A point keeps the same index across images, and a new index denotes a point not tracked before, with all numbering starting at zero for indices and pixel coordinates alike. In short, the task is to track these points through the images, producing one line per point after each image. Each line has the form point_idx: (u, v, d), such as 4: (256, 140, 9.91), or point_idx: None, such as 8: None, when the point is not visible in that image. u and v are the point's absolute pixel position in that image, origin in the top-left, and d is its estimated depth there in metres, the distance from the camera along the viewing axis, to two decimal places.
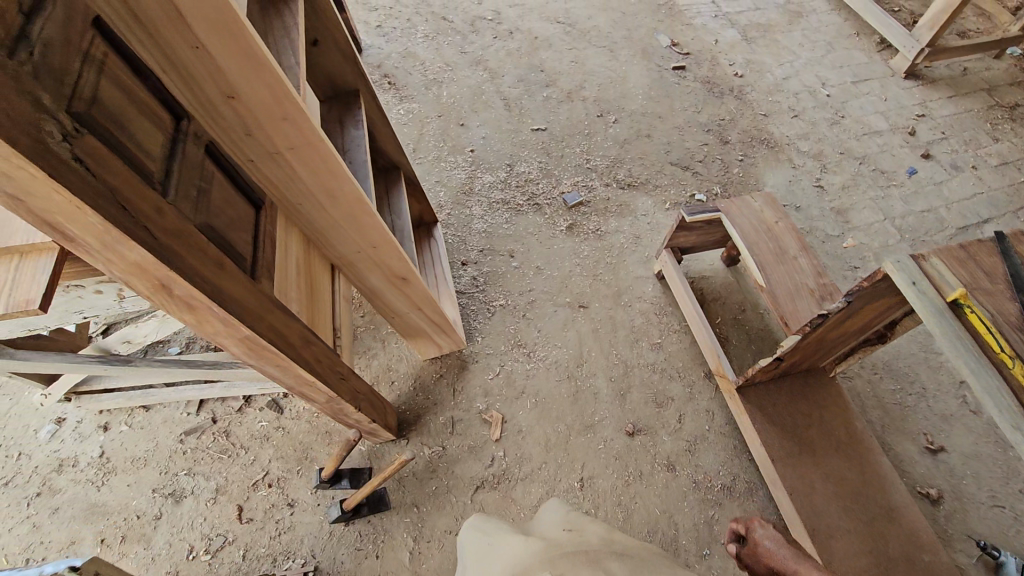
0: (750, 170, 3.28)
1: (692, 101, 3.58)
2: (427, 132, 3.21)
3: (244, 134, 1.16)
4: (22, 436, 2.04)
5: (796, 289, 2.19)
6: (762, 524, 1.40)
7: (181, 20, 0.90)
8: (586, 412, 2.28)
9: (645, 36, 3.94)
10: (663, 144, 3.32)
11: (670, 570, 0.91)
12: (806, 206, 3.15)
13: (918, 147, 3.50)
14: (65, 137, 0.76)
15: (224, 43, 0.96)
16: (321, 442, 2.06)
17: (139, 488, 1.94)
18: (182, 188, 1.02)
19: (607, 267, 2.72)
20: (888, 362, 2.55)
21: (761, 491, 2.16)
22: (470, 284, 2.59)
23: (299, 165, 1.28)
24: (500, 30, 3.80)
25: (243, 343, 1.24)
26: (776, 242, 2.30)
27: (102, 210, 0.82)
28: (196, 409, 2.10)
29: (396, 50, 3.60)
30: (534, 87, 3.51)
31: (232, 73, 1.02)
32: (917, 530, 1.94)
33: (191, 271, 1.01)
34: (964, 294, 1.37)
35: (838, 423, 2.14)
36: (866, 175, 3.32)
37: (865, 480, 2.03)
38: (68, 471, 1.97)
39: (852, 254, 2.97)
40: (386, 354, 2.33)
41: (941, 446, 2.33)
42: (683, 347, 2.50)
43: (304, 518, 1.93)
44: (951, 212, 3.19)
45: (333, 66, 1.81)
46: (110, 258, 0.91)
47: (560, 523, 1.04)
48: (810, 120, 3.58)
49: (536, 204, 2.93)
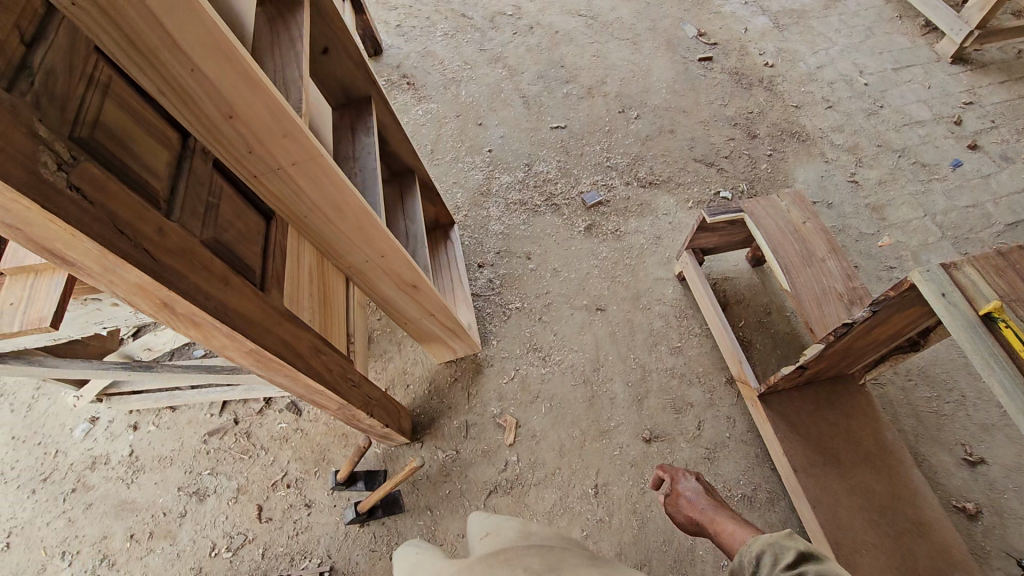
0: (779, 165, 3.15)
1: (718, 94, 3.46)
2: (446, 132, 3.21)
3: (246, 153, 1.16)
4: (59, 434, 2.15)
5: (824, 293, 2.09)
6: (684, 477, 1.69)
7: (176, 45, 0.90)
8: (601, 417, 2.25)
9: (670, 27, 3.82)
10: (687, 139, 3.23)
11: (587, 556, 0.93)
12: (839, 203, 3.02)
13: (964, 137, 3.29)
14: (60, 167, 0.78)
15: (219, 64, 0.96)
16: (337, 444, 2.10)
17: (165, 486, 2.03)
18: (188, 206, 1.08)
19: (626, 269, 2.67)
20: (925, 368, 2.43)
21: (783, 502, 2.09)
22: (486, 286, 2.59)
23: (304, 180, 1.28)
24: (520, 26, 3.76)
25: (251, 356, 1.26)
26: (804, 243, 2.20)
27: (100, 236, 0.84)
28: (219, 410, 2.18)
29: (416, 50, 3.60)
30: (554, 84, 3.45)
31: (229, 93, 1.02)
32: (950, 546, 1.84)
33: (193, 290, 1.03)
34: (998, 306, 1.29)
35: (866, 433, 2.04)
36: (906, 168, 3.15)
37: (893, 493, 1.94)
38: (101, 469, 2.07)
39: (888, 254, 2.82)
40: (401, 358, 2.36)
41: (981, 458, 2.20)
42: (703, 351, 2.43)
43: (321, 518, 1.97)
44: (999, 207, 2.99)
45: (344, 73, 1.81)
46: (112, 281, 0.94)
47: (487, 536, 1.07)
48: (846, 111, 3.42)
49: (554, 205, 2.90)
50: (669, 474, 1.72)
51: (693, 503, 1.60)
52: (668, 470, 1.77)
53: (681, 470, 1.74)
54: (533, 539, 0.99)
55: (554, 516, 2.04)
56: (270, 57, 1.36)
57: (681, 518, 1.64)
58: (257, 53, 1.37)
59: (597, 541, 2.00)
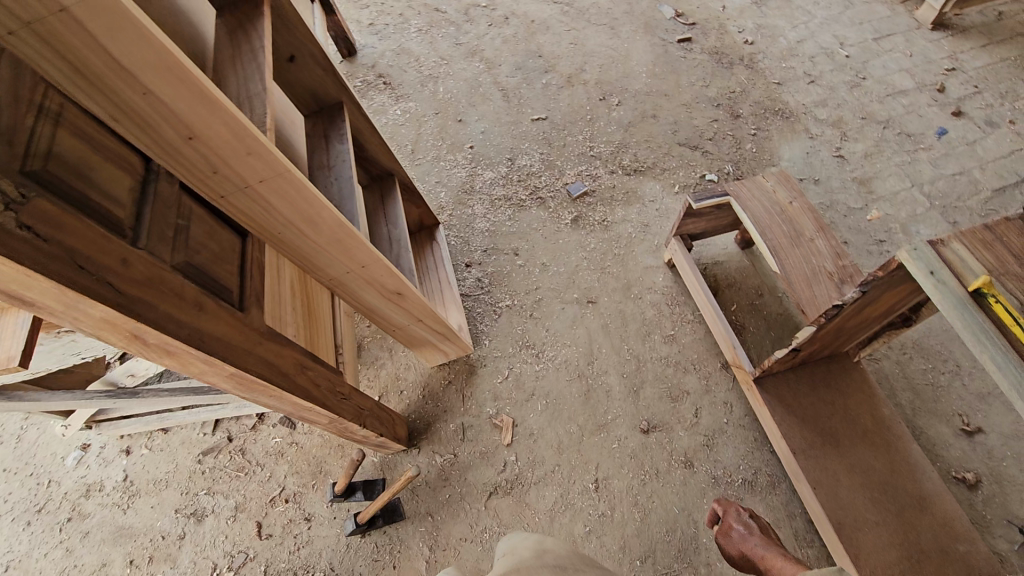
0: (763, 144, 3.12)
1: (700, 75, 3.42)
2: (425, 131, 3.16)
3: (210, 173, 1.11)
4: (51, 463, 2.12)
5: (814, 273, 2.07)
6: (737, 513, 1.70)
7: (126, 71, 0.85)
8: (598, 411, 2.23)
9: (647, 10, 3.76)
10: (670, 124, 3.19)
11: None
12: (825, 178, 2.99)
13: (947, 104, 3.27)
14: (7, 207, 0.76)
15: (172, 86, 0.91)
16: (334, 455, 2.09)
17: (162, 509, 2.01)
18: (156, 231, 1.05)
19: (615, 259, 2.65)
20: (919, 340, 2.42)
21: (784, 484, 2.09)
22: (474, 285, 2.56)
23: (274, 197, 1.24)
24: (495, 17, 3.69)
25: (232, 379, 1.23)
26: (792, 224, 2.18)
27: (59, 274, 0.81)
28: (212, 429, 2.16)
29: (390, 48, 3.53)
30: (533, 74, 3.41)
31: (188, 115, 0.97)
32: (951, 519, 1.85)
33: (165, 319, 1.00)
34: (988, 281, 1.28)
35: (863, 411, 2.04)
36: (891, 139, 3.13)
37: (893, 469, 1.93)
38: (96, 496, 2.05)
39: (877, 228, 2.80)
40: (394, 364, 2.33)
41: (978, 427, 2.21)
42: (697, 338, 2.42)
43: (321, 531, 1.96)
44: (986, 173, 2.98)
45: (313, 80, 1.76)
46: (77, 317, 0.91)
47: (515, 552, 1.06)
48: (828, 84, 3.38)
49: (539, 198, 2.87)
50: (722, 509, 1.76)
51: (746, 541, 1.60)
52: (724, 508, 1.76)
53: (739, 509, 1.73)
54: (545, 558, 1.00)
55: (556, 514, 2.03)
56: (232, 70, 1.32)
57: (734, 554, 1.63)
58: (218, 66, 1.33)
59: (600, 536, 1.99)
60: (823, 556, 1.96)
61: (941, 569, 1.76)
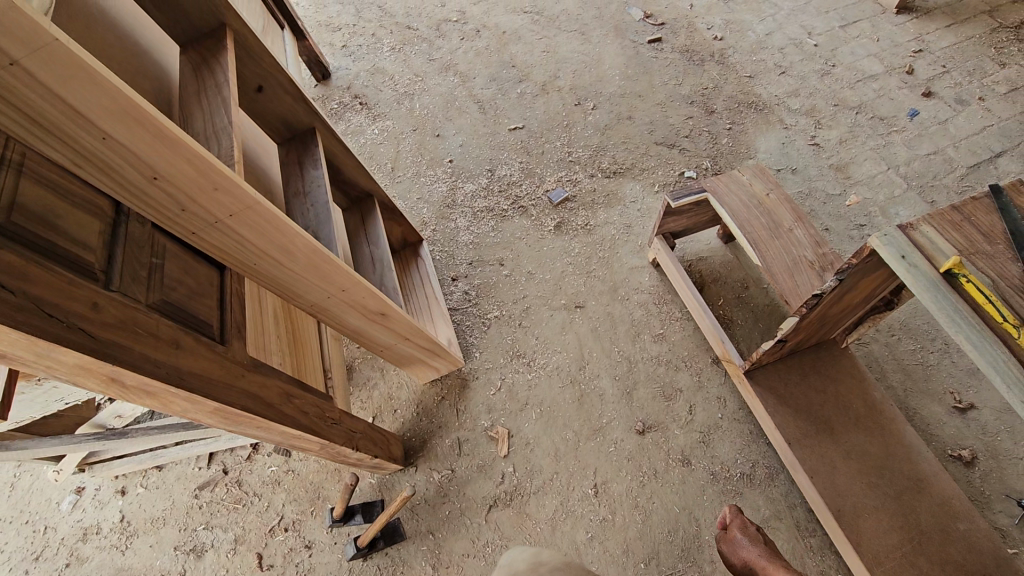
0: (739, 138, 3.15)
1: (672, 73, 3.46)
2: (404, 148, 3.17)
3: (178, 210, 1.12)
4: (46, 509, 2.11)
5: (795, 263, 2.08)
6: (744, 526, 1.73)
7: (82, 117, 0.86)
8: (593, 415, 2.24)
9: (617, 13, 3.80)
10: (646, 124, 3.22)
11: None
12: (803, 167, 3.02)
13: (917, 86, 3.31)
14: None
15: (132, 130, 0.91)
16: (331, 480, 2.10)
17: (161, 547, 2.00)
18: (127, 272, 1.06)
19: (600, 262, 2.66)
20: (906, 321, 2.44)
21: (783, 475, 2.09)
22: (462, 298, 2.57)
23: (245, 230, 1.24)
24: (467, 31, 3.73)
25: (216, 415, 1.23)
26: (770, 216, 2.20)
27: (28, 324, 0.81)
28: (207, 462, 2.16)
29: (364, 68, 3.55)
30: (507, 85, 3.43)
31: (150, 156, 0.98)
32: (950, 498, 1.85)
33: (141, 360, 1.00)
34: (958, 262, 1.31)
35: (854, 396, 2.05)
36: (864, 124, 3.16)
37: (889, 452, 1.94)
38: (93, 539, 2.03)
39: (857, 213, 2.82)
40: (386, 384, 2.33)
41: (970, 404, 2.22)
42: (686, 334, 2.43)
43: (323, 557, 1.96)
44: (960, 151, 3.01)
45: (284, 108, 1.77)
46: (50, 366, 0.91)
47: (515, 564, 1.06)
48: (799, 74, 3.42)
49: (521, 207, 2.88)
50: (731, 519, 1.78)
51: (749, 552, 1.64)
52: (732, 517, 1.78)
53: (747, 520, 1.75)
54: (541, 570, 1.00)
55: (556, 522, 2.02)
56: (197, 107, 1.33)
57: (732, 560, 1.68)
58: (183, 104, 1.34)
59: (603, 541, 1.99)
60: (825, 545, 1.96)
61: (942, 549, 1.76)
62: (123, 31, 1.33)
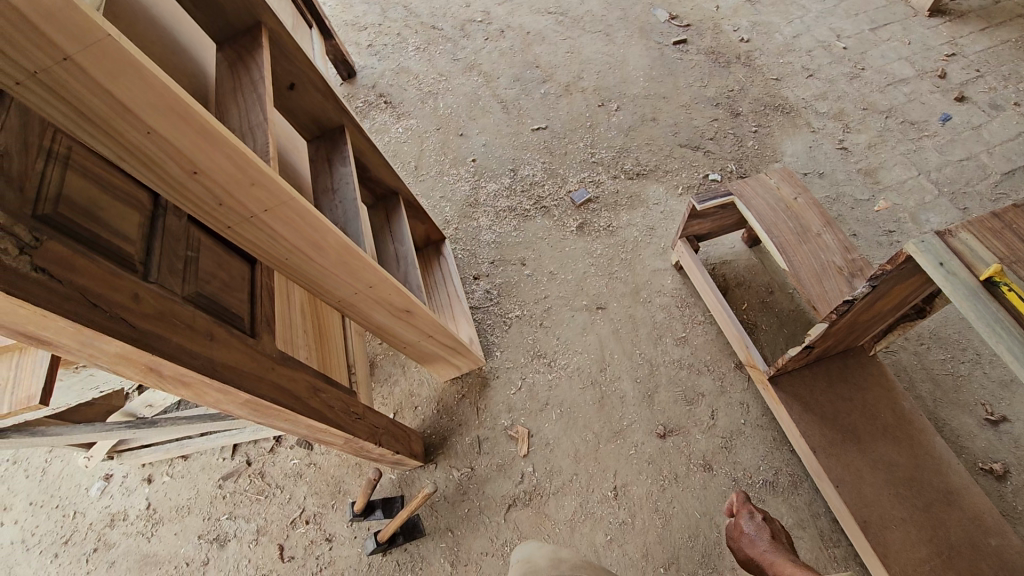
0: (765, 141, 3.11)
1: (697, 75, 3.42)
2: (428, 147, 3.19)
3: (215, 204, 1.14)
4: (76, 495, 2.17)
5: (822, 268, 2.04)
6: (749, 517, 1.66)
7: (129, 111, 0.87)
8: (613, 417, 2.23)
9: (642, 14, 3.78)
10: (670, 125, 3.19)
11: None
12: (830, 171, 2.97)
13: (950, 90, 3.24)
14: (22, 250, 0.78)
15: (174, 124, 0.93)
16: (352, 475, 2.12)
17: (186, 535, 2.04)
18: (165, 265, 1.08)
19: (623, 264, 2.65)
20: (935, 330, 2.39)
21: (807, 483, 2.06)
22: (483, 298, 2.57)
23: (279, 224, 1.25)
24: (491, 31, 3.73)
25: (247, 406, 1.25)
26: (798, 221, 2.16)
27: (75, 313, 0.83)
28: (231, 453, 2.19)
29: (389, 67, 3.58)
30: (530, 85, 3.43)
31: (191, 151, 0.99)
32: (981, 512, 1.80)
33: (178, 351, 1.01)
34: (999, 270, 1.28)
35: (882, 404, 2.01)
36: (894, 129, 3.10)
37: (917, 464, 1.90)
38: (120, 525, 2.08)
39: (886, 218, 2.77)
40: (407, 380, 2.35)
41: (1002, 416, 2.16)
42: (709, 338, 2.41)
43: (343, 551, 1.98)
44: (993, 157, 2.94)
45: (314, 106, 1.80)
46: (92, 353, 0.93)
47: (544, 552, 1.07)
48: (828, 78, 3.36)
49: (543, 207, 2.88)
50: (737, 509, 1.72)
51: (755, 545, 1.56)
52: (738, 504, 1.73)
53: (754, 509, 1.69)
54: (561, 568, 0.99)
55: (576, 524, 2.01)
56: (234, 104, 1.35)
57: (740, 555, 1.62)
58: (220, 101, 1.36)
59: (622, 544, 1.97)
60: (850, 555, 1.93)
61: (973, 564, 1.71)
62: (164, 28, 1.35)
